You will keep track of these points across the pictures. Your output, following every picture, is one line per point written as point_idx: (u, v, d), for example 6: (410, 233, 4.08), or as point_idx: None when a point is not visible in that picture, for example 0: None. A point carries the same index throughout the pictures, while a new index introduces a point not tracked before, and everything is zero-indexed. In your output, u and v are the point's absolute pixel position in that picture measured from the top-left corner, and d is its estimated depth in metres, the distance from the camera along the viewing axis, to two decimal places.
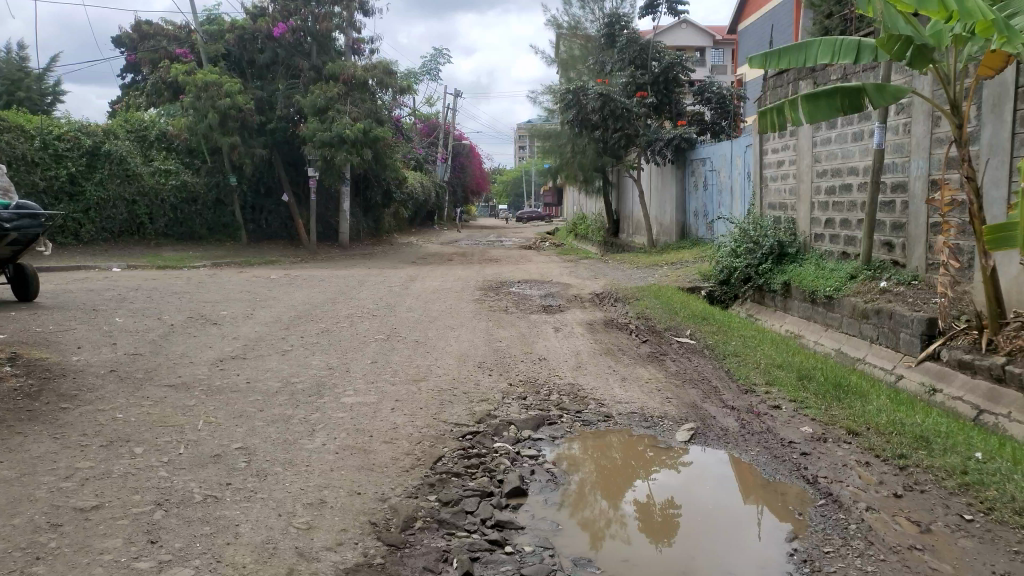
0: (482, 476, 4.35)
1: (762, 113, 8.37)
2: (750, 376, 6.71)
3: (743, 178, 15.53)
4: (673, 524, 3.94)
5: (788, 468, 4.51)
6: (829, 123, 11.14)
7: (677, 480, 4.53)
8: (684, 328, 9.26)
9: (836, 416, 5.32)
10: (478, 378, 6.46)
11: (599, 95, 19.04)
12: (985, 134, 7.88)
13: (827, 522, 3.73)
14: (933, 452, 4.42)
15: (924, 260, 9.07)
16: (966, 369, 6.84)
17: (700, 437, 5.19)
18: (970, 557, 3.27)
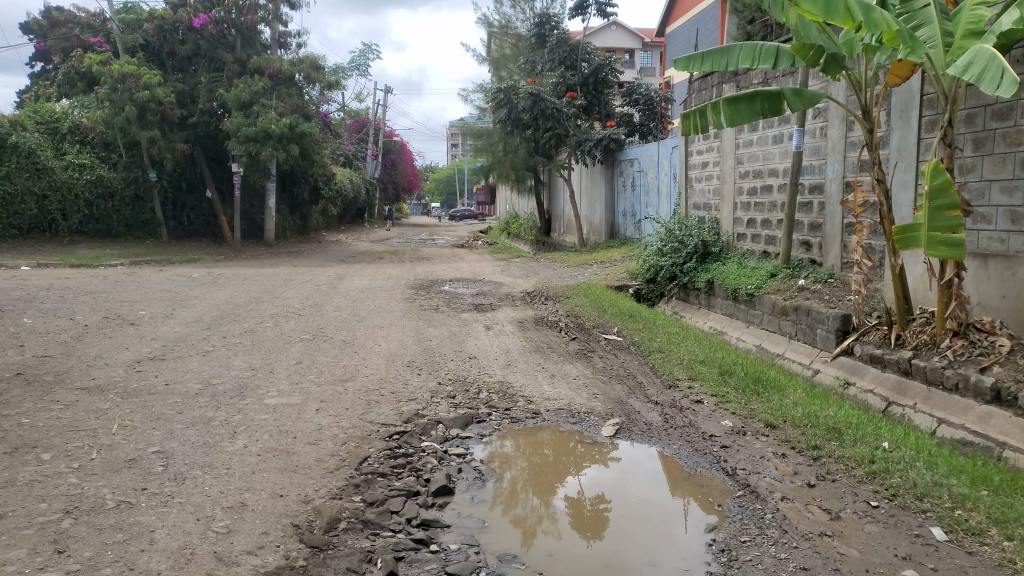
0: (409, 475, 4.33)
1: (685, 115, 8.56)
2: (673, 372, 6.88)
3: (669, 179, 15.87)
4: (602, 519, 4.00)
5: (709, 461, 4.65)
6: (751, 126, 11.50)
7: (605, 475, 4.61)
8: (612, 326, 9.41)
9: (755, 410, 5.51)
10: (406, 377, 6.43)
11: (529, 94, 19.17)
12: (893, 139, 8.27)
13: (744, 512, 3.86)
14: (844, 443, 4.63)
15: (839, 259, 9.45)
16: (877, 363, 7.17)
17: (625, 432, 5.29)
18: (875, 541, 3.43)
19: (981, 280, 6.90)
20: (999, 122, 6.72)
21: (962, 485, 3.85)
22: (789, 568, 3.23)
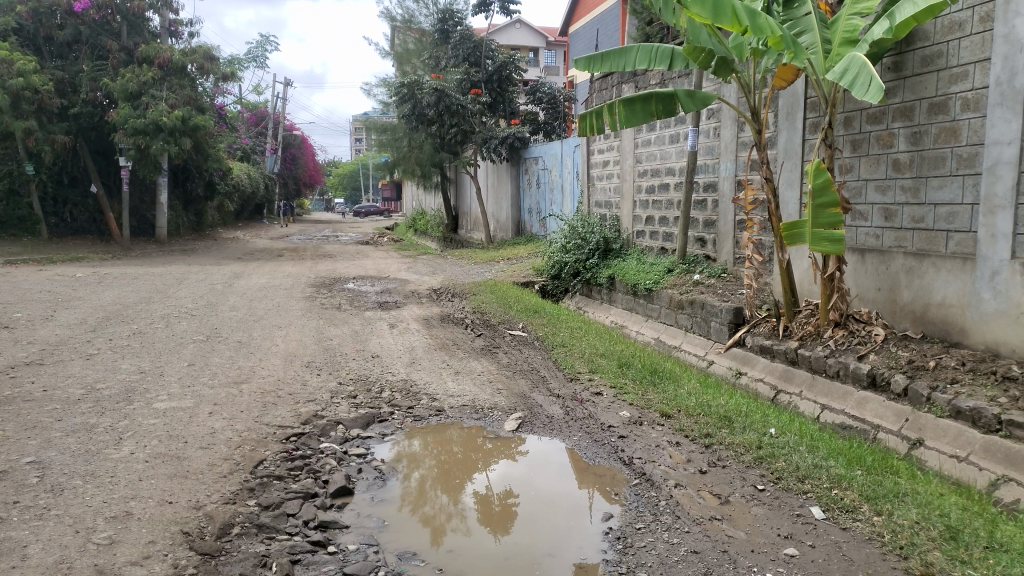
0: (307, 477, 4.25)
1: (582, 116, 8.71)
2: (575, 365, 7.02)
3: (572, 176, 16.14)
4: (511, 513, 4.04)
5: (607, 451, 4.77)
6: (649, 126, 11.84)
7: (512, 469, 4.66)
8: (516, 322, 9.49)
9: (652, 400, 5.69)
10: (306, 378, 6.30)
11: (433, 89, 19.11)
12: (780, 140, 8.69)
13: (639, 500, 3.98)
14: (734, 430, 4.84)
15: (732, 255, 9.85)
16: (766, 353, 7.53)
17: (527, 426, 5.36)
18: (760, 522, 3.60)
19: (859, 273, 7.34)
20: (873, 125, 7.16)
21: (839, 466, 4.09)
22: (679, 552, 3.35)
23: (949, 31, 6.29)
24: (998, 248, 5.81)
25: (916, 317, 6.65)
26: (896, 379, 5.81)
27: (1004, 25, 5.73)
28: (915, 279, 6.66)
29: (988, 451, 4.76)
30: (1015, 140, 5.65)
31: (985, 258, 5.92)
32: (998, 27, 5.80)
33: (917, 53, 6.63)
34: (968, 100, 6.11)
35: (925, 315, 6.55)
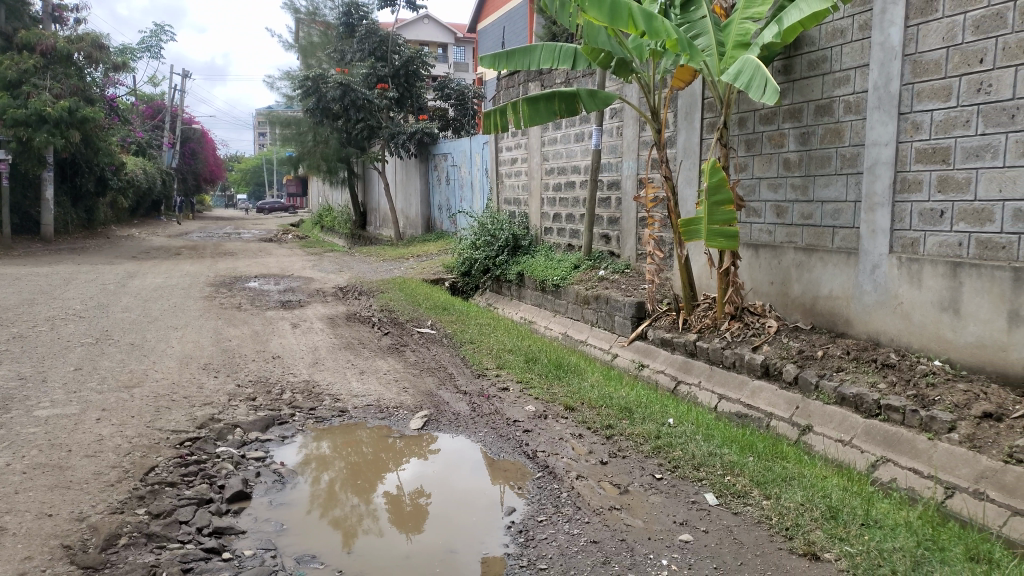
0: (201, 483, 4.10)
1: (486, 113, 8.73)
2: (482, 361, 7.04)
3: (481, 173, 16.17)
4: (423, 512, 4.01)
5: (512, 446, 4.82)
6: (555, 124, 11.99)
7: (421, 468, 4.63)
8: (424, 320, 9.45)
9: (556, 394, 5.78)
10: (203, 381, 6.07)
11: (338, 84, 18.88)
12: (680, 139, 8.97)
13: (542, 492, 4.04)
14: (634, 421, 4.98)
15: (635, 251, 10.10)
16: (667, 346, 7.77)
17: (432, 424, 5.34)
18: (657, 510, 3.72)
19: (753, 268, 7.67)
20: (765, 125, 7.49)
21: (732, 453, 4.26)
22: (580, 542, 3.42)
23: (832, 37, 6.63)
24: (878, 244, 6.17)
25: (806, 309, 7.00)
26: (786, 368, 6.10)
27: (881, 32, 6.08)
28: (804, 273, 7.00)
29: (869, 434, 5.06)
30: (891, 141, 6.02)
31: (867, 253, 6.28)
32: (875, 35, 6.15)
33: (804, 58, 6.97)
34: (850, 102, 6.46)
35: (814, 307, 6.89)
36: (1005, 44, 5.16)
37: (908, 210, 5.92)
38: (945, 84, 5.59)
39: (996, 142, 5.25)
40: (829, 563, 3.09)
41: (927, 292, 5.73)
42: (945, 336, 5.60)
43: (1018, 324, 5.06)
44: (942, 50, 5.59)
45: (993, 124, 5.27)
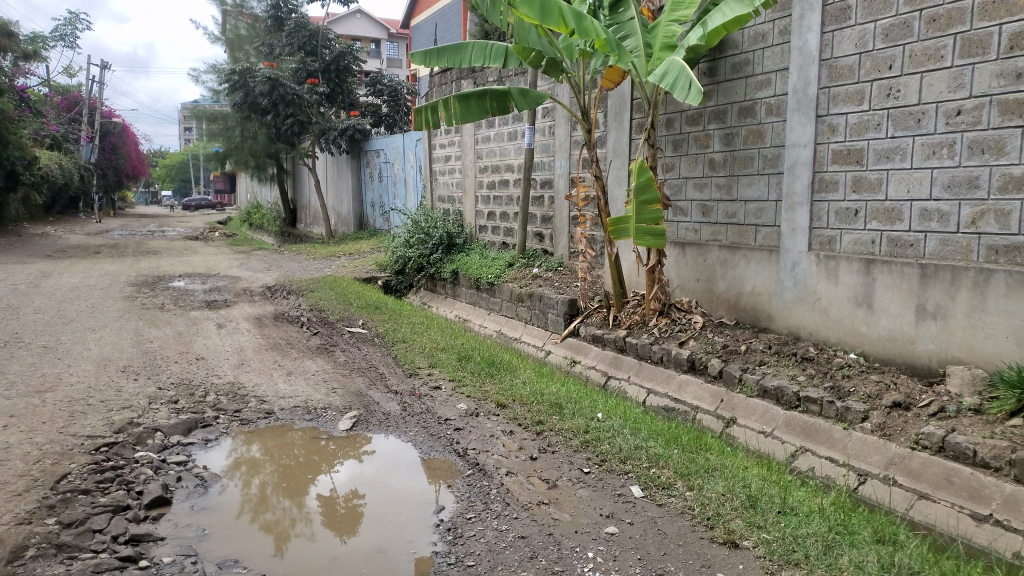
0: (117, 489, 3.96)
1: (417, 110, 8.67)
2: (414, 360, 7.01)
3: (414, 170, 16.06)
4: (358, 513, 3.96)
5: (442, 444, 4.81)
6: (487, 122, 12.00)
7: (353, 468, 4.57)
8: (356, 319, 9.34)
9: (488, 391, 5.81)
10: (121, 384, 5.85)
11: (266, 78, 18.53)
12: (610, 139, 9.11)
13: (472, 490, 4.05)
14: (564, 417, 5.05)
15: (567, 249, 10.21)
16: (598, 342, 7.88)
17: (362, 424, 5.29)
18: (584, 504, 3.78)
19: (681, 265, 7.84)
20: (692, 126, 7.67)
21: (657, 446, 4.36)
22: (508, 538, 3.44)
23: (754, 41, 6.83)
24: (797, 241, 6.39)
25: (730, 305, 7.20)
26: (711, 362, 6.27)
27: (799, 38, 6.30)
28: (728, 270, 7.20)
29: (789, 425, 5.24)
30: (809, 143, 6.24)
31: (787, 250, 6.50)
32: (794, 40, 6.36)
33: (728, 61, 7.17)
34: (771, 105, 6.68)
35: (738, 303, 7.10)
36: (912, 51, 5.41)
37: (825, 209, 6.16)
38: (858, 89, 5.83)
39: (905, 145, 5.50)
40: (747, 550, 3.19)
41: (843, 288, 5.97)
42: (859, 330, 5.85)
43: (925, 318, 5.32)
44: (855, 56, 5.83)
45: (902, 128, 5.52)
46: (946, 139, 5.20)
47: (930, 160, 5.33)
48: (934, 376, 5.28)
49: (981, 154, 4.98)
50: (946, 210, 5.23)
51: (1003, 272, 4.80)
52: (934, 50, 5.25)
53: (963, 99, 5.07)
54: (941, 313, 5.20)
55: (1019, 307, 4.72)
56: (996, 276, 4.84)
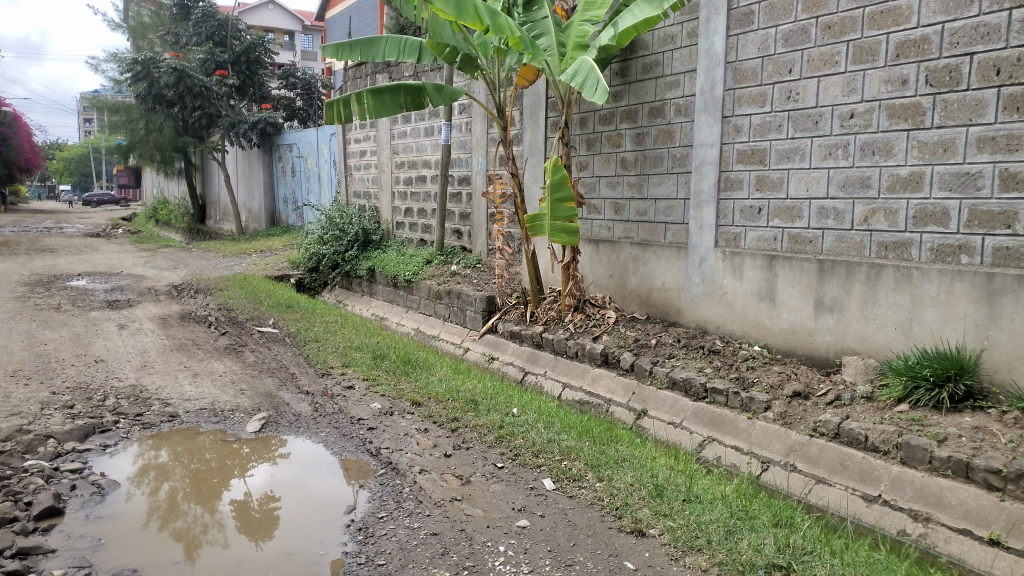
0: (3, 501, 3.74)
1: (329, 103, 8.45)
2: (327, 360, 6.88)
3: (328, 166, 15.76)
4: (275, 516, 3.86)
5: (355, 444, 4.75)
6: (403, 118, 11.89)
7: (267, 472, 4.45)
8: (267, 318, 9.10)
9: (403, 390, 5.76)
10: (11, 390, 5.52)
11: (172, 69, 17.82)
12: (526, 136, 9.17)
13: (384, 489, 4.01)
14: (479, 413, 5.06)
15: (485, 246, 10.23)
16: (516, 339, 7.94)
17: (272, 426, 5.16)
18: (497, 499, 3.80)
19: (595, 262, 7.97)
20: (605, 125, 7.80)
21: (570, 439, 4.42)
22: (419, 536, 3.43)
23: (663, 43, 7.00)
24: (704, 238, 6.60)
25: (642, 301, 7.37)
26: (624, 356, 6.41)
27: (706, 41, 6.50)
28: (640, 266, 7.36)
29: (697, 415, 5.40)
30: (715, 143, 6.45)
31: (695, 247, 6.69)
32: (701, 42, 6.56)
33: (639, 62, 7.32)
34: (680, 106, 6.86)
35: (650, 298, 7.27)
36: (810, 56, 5.66)
37: (730, 207, 6.39)
38: (760, 91, 6.06)
39: (804, 146, 5.75)
40: (653, 538, 3.28)
41: (747, 283, 6.20)
42: (763, 323, 6.08)
43: (823, 311, 5.58)
44: (758, 60, 6.06)
45: (801, 129, 5.77)
46: (841, 141, 5.46)
47: (826, 161, 5.58)
48: (831, 366, 5.54)
49: (872, 155, 5.25)
50: (841, 208, 5.49)
51: (892, 267, 5.08)
52: (829, 56, 5.51)
53: (856, 103, 5.34)
54: (837, 306, 5.47)
55: (906, 300, 5.01)
56: (886, 270, 5.12)
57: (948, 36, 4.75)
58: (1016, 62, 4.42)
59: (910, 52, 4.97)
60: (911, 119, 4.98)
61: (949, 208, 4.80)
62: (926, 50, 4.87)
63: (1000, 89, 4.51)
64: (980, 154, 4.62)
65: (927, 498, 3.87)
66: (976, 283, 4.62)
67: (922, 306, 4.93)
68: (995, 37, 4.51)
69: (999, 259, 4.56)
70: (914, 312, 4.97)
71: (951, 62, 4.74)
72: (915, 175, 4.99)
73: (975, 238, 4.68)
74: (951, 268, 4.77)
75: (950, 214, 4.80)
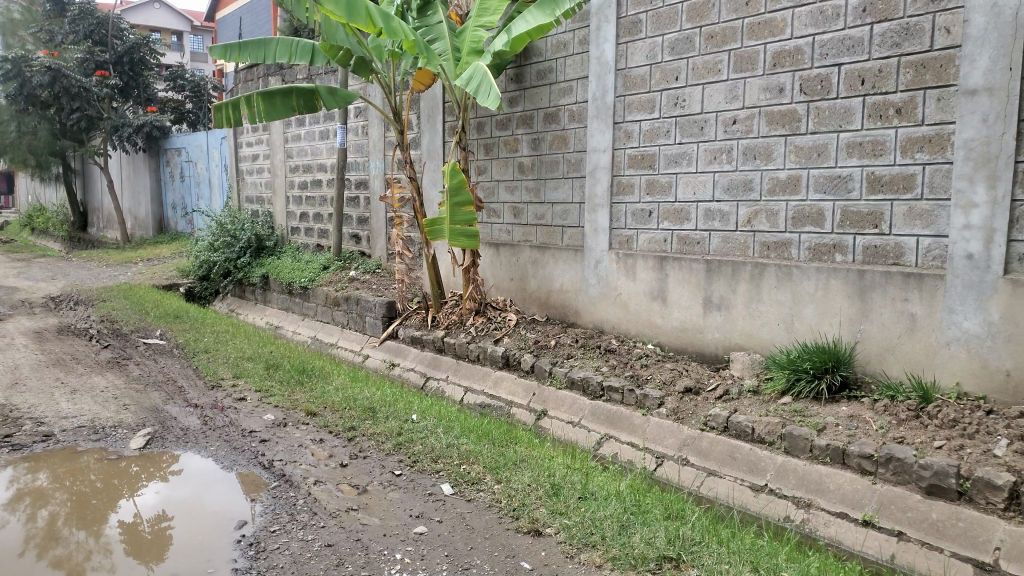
0: None
1: (217, 107, 8.14)
2: (218, 371, 6.61)
3: (219, 170, 15.18)
4: (166, 536, 3.66)
5: (247, 457, 4.57)
6: (297, 121, 11.60)
7: (157, 490, 4.22)
8: (153, 329, 8.67)
9: (298, 400, 5.60)
10: None
11: (46, 68, 16.50)
12: (423, 140, 9.12)
13: (277, 502, 3.88)
14: (376, 421, 4.98)
15: (384, 251, 10.10)
16: (416, 344, 7.86)
17: (158, 442, 4.91)
18: (395, 506, 3.75)
19: (494, 265, 8.00)
20: (502, 130, 7.86)
21: (468, 443, 4.42)
22: (314, 548, 3.34)
23: (556, 49, 7.11)
24: (599, 241, 6.73)
25: (541, 303, 7.45)
26: (524, 358, 6.45)
27: (597, 48, 6.64)
28: (538, 269, 7.44)
29: (595, 414, 5.50)
30: (608, 148, 6.61)
31: (591, 249, 6.82)
32: (592, 49, 6.70)
33: (533, 68, 7.41)
34: (573, 111, 6.98)
35: (548, 301, 7.36)
36: (694, 64, 5.87)
37: (623, 211, 6.55)
38: (649, 98, 6.24)
39: (690, 150, 5.96)
40: (549, 537, 3.31)
41: (640, 284, 6.36)
42: (656, 322, 6.26)
43: (711, 309, 5.79)
44: (646, 67, 6.25)
45: (687, 135, 5.98)
46: (725, 146, 5.69)
47: (712, 165, 5.80)
48: (720, 362, 5.76)
49: (753, 159, 5.50)
50: (726, 211, 5.72)
51: (774, 266, 5.33)
52: (712, 64, 5.74)
53: (738, 109, 5.58)
54: (724, 304, 5.69)
55: (787, 297, 5.27)
56: (768, 269, 5.37)
57: (818, 48, 5.03)
58: (879, 72, 4.72)
59: (785, 62, 5.24)
60: (788, 125, 5.24)
61: (823, 209, 5.08)
62: (799, 60, 5.15)
63: (865, 98, 4.80)
64: (850, 158, 4.91)
65: (809, 485, 4.07)
66: (849, 280, 4.90)
67: (801, 302, 5.19)
68: (860, 49, 4.81)
69: (869, 257, 4.85)
70: (794, 308, 5.23)
71: (822, 72, 5.02)
72: (792, 178, 5.25)
73: (847, 237, 4.96)
74: (826, 266, 5.04)
75: (824, 215, 5.07)
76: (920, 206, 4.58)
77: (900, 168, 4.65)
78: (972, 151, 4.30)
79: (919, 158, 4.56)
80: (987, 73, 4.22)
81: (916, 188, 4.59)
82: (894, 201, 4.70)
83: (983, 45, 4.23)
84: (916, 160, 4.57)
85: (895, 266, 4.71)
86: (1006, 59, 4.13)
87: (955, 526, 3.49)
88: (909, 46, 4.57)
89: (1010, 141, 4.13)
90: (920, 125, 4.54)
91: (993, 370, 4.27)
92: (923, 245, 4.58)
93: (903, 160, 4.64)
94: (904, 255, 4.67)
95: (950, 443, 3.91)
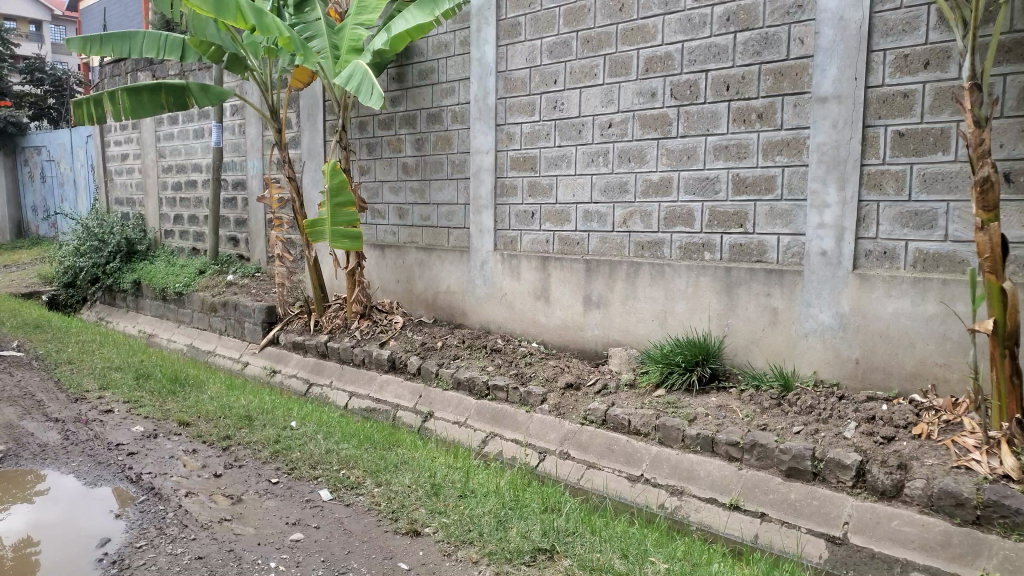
0: None
1: (77, 102, 7.58)
2: (82, 383, 6.21)
3: (84, 170, 14.28)
4: (31, 562, 3.39)
5: (112, 471, 4.32)
6: (170, 119, 11.07)
7: (20, 514, 3.90)
8: (9, 341, 8.04)
9: (170, 410, 5.35)
10: None
11: None
12: (303, 140, 8.90)
13: (145, 516, 3.69)
14: (254, 428, 4.82)
15: (265, 254, 9.80)
16: (299, 349, 7.65)
17: (12, 460, 4.56)
18: (270, 514, 3.64)
19: (379, 267, 7.91)
20: (384, 130, 7.79)
21: (349, 447, 4.35)
22: (183, 561, 3.20)
23: (437, 50, 7.11)
24: (484, 241, 6.78)
25: (428, 305, 7.43)
26: (410, 361, 6.40)
27: (478, 50, 6.69)
28: (424, 270, 7.41)
29: (479, 413, 5.53)
30: (490, 150, 6.67)
31: (476, 250, 6.86)
32: (473, 51, 6.74)
33: (415, 68, 7.38)
34: (456, 112, 7.01)
35: (435, 302, 7.35)
36: (572, 67, 6.01)
37: (507, 212, 6.63)
38: (529, 100, 6.35)
39: (569, 153, 6.10)
40: (427, 536, 3.31)
41: (524, 284, 6.45)
42: (539, 321, 6.37)
43: (591, 307, 5.95)
44: (525, 70, 6.35)
45: (566, 137, 6.12)
46: (601, 149, 5.86)
47: (590, 167, 5.96)
48: (600, 358, 5.93)
49: (627, 162, 5.69)
50: (604, 211, 5.89)
51: (648, 264, 5.53)
52: (588, 68, 5.90)
53: (613, 113, 5.76)
54: (603, 302, 5.85)
55: (661, 294, 5.47)
56: (643, 268, 5.57)
57: (686, 54, 5.26)
58: (742, 79, 4.97)
59: (657, 67, 5.44)
60: (660, 129, 5.46)
61: (693, 210, 5.32)
62: (670, 66, 5.36)
63: (730, 103, 5.05)
64: (716, 161, 5.15)
65: (681, 473, 4.25)
66: (717, 277, 5.15)
67: (673, 299, 5.41)
68: (725, 56, 5.05)
69: (735, 255, 5.10)
70: (667, 305, 5.44)
71: (691, 78, 5.24)
72: (664, 180, 5.47)
73: (715, 236, 5.20)
74: (696, 264, 5.27)
75: (693, 215, 5.30)
76: (780, 206, 4.85)
77: (761, 170, 4.91)
78: (824, 155, 4.60)
79: (778, 161, 4.83)
80: (836, 82, 4.52)
81: (776, 189, 4.85)
82: (756, 202, 4.96)
83: (832, 55, 4.52)
84: (775, 162, 4.84)
85: (758, 263, 4.97)
86: (852, 70, 4.45)
87: (810, 505, 3.74)
88: (769, 55, 4.82)
89: (857, 146, 4.45)
90: (779, 129, 4.80)
91: (845, 359, 4.59)
92: (783, 243, 4.85)
93: (764, 162, 4.90)
94: (766, 252, 4.94)
95: (807, 428, 4.18)
